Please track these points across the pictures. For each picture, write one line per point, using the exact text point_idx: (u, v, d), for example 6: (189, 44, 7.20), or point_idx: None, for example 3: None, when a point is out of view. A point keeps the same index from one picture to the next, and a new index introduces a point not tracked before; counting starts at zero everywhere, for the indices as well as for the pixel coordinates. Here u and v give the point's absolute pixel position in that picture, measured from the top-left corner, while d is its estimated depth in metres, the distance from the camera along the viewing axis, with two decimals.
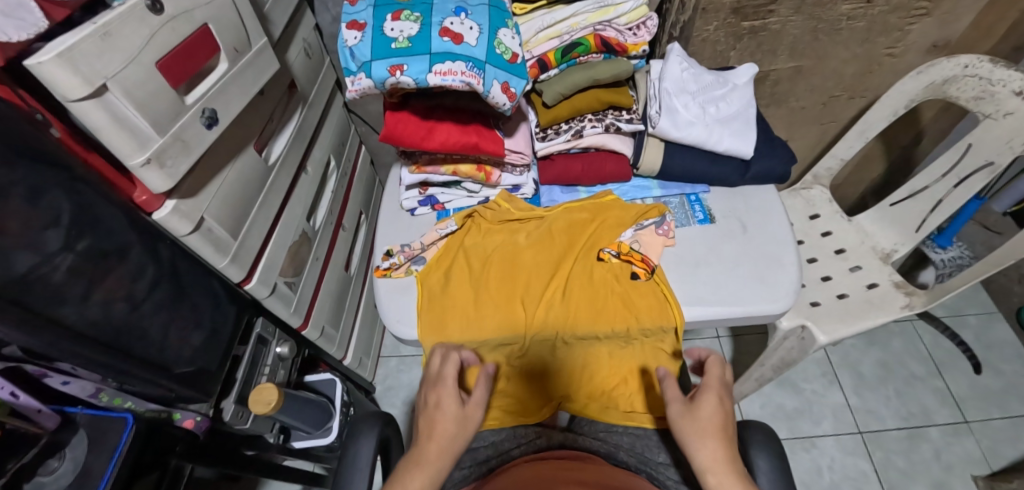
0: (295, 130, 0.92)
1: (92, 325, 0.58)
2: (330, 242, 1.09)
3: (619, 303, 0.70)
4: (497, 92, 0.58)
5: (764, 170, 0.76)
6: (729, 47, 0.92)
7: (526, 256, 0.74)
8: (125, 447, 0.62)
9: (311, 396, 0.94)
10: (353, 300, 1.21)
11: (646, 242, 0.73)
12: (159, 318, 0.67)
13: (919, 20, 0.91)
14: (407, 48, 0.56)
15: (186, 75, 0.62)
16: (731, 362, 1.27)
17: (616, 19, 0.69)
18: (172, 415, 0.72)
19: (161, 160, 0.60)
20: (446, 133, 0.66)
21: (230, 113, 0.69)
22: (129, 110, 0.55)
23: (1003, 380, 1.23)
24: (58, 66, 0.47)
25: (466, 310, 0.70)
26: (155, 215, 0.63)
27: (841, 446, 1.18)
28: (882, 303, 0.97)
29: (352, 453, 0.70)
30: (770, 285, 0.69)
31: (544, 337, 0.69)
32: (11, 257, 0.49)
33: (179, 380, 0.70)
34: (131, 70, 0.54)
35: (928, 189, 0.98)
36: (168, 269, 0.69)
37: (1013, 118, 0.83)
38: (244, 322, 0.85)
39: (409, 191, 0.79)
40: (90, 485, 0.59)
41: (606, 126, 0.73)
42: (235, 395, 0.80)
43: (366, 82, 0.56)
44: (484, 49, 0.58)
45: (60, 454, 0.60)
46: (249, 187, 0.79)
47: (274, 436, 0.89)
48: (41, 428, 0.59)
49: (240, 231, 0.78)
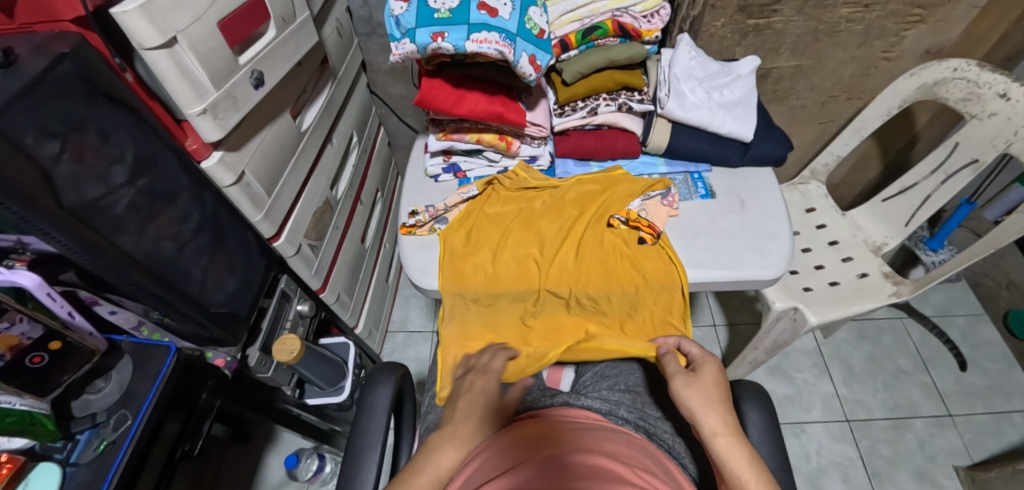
0: (326, 102, 0.99)
1: (146, 256, 0.64)
2: (350, 213, 1.15)
3: (627, 266, 0.76)
4: (525, 63, 0.64)
5: (763, 152, 0.82)
6: (735, 43, 0.98)
7: (541, 222, 0.80)
8: (168, 372, 0.68)
9: (327, 353, 0.99)
10: (367, 273, 1.27)
11: (653, 212, 0.79)
12: (199, 260, 0.73)
13: (913, 26, 0.98)
14: (448, 18, 0.62)
15: (240, 38, 0.68)
16: (726, 349, 1.32)
17: (632, 7, 0.75)
18: (204, 354, 0.78)
19: (215, 112, 0.66)
20: (474, 102, 0.73)
21: (275, 77, 0.75)
22: (193, 62, 0.61)
23: (987, 378, 1.28)
24: (139, 16, 0.53)
25: (485, 267, 0.77)
26: (203, 164, 0.69)
27: (829, 433, 1.23)
28: (871, 291, 1.02)
29: (369, 397, 0.73)
30: (764, 253, 0.74)
31: (558, 293, 0.75)
32: (83, 184, 0.56)
33: (215, 320, 0.75)
34: (198, 26, 0.60)
35: (918, 185, 1.05)
36: (210, 217, 0.75)
37: (997, 119, 0.90)
38: (271, 277, 0.90)
39: (434, 158, 0.86)
40: (134, 404, 0.65)
41: (619, 105, 0.79)
42: (259, 343, 0.86)
43: (410, 47, 0.63)
44: (515, 24, 0.64)
45: (106, 376, 0.66)
46: (284, 150, 0.85)
47: (292, 389, 0.95)
48: (93, 347, 0.65)
49: (274, 188, 0.83)
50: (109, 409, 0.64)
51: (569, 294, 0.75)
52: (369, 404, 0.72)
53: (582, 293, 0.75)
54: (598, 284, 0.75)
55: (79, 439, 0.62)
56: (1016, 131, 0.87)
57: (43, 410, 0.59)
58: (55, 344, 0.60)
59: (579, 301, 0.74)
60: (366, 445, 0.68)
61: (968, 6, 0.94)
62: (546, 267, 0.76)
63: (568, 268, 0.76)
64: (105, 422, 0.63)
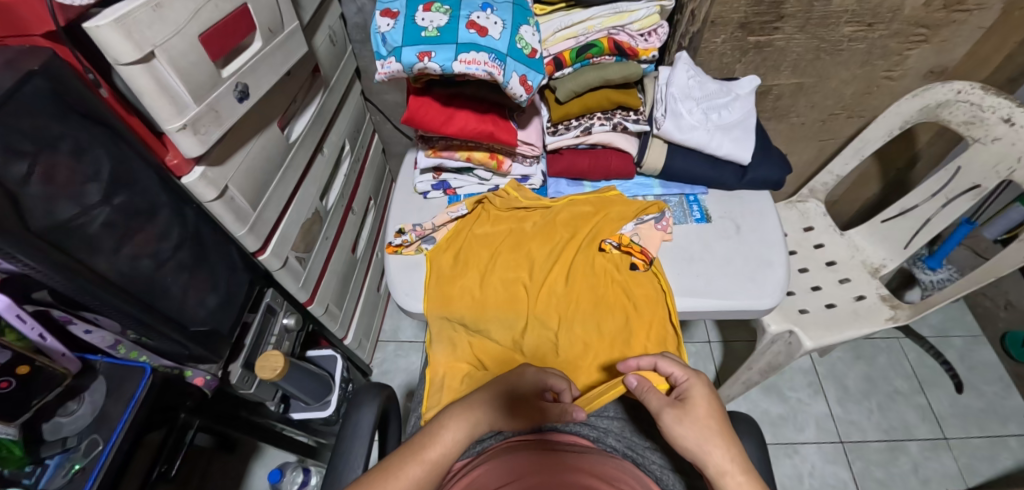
0: (316, 112, 0.96)
1: (121, 276, 0.62)
2: (340, 224, 1.13)
3: (618, 291, 0.75)
4: (515, 84, 0.62)
5: (760, 175, 0.81)
6: (735, 60, 0.96)
7: (532, 244, 0.79)
8: (142, 395, 0.66)
9: (312, 368, 0.98)
10: (357, 283, 1.25)
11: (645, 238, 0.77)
12: (179, 277, 0.71)
13: (917, 46, 0.96)
14: (436, 37, 0.60)
15: (224, 50, 0.66)
16: (721, 367, 1.30)
17: (629, 25, 0.73)
18: (184, 372, 0.75)
19: (196, 127, 0.64)
20: (464, 121, 0.71)
21: (261, 90, 0.73)
22: (172, 77, 0.59)
23: (983, 401, 1.27)
24: (114, 31, 0.51)
25: (472, 290, 0.75)
26: (185, 179, 0.67)
27: (823, 454, 1.21)
28: (868, 314, 1.01)
29: (352, 418, 0.71)
30: (759, 282, 0.73)
31: (547, 318, 0.73)
32: (54, 204, 0.54)
33: (195, 339, 0.73)
34: (177, 41, 0.58)
35: (917, 208, 1.03)
36: (192, 232, 0.73)
37: (1001, 143, 0.88)
38: (256, 291, 0.88)
39: (423, 175, 0.84)
40: (106, 428, 0.63)
41: (614, 125, 0.77)
42: (242, 360, 0.84)
43: (396, 66, 0.61)
44: (506, 43, 0.62)
45: (79, 397, 0.64)
46: (271, 162, 0.83)
47: (275, 405, 0.93)
48: (65, 369, 0.63)
49: (259, 202, 0.81)
50: (80, 433, 0.62)
51: (558, 319, 0.73)
52: (351, 425, 0.70)
53: (571, 318, 0.73)
54: (588, 310, 0.74)
55: (49, 463, 0.60)
56: (1020, 157, 0.86)
57: (10, 436, 0.57)
58: (25, 368, 0.58)
59: (568, 326, 0.72)
60: (345, 471, 0.66)
61: (974, 27, 0.93)
62: (535, 291, 0.75)
63: (558, 292, 0.75)
64: (76, 447, 0.61)
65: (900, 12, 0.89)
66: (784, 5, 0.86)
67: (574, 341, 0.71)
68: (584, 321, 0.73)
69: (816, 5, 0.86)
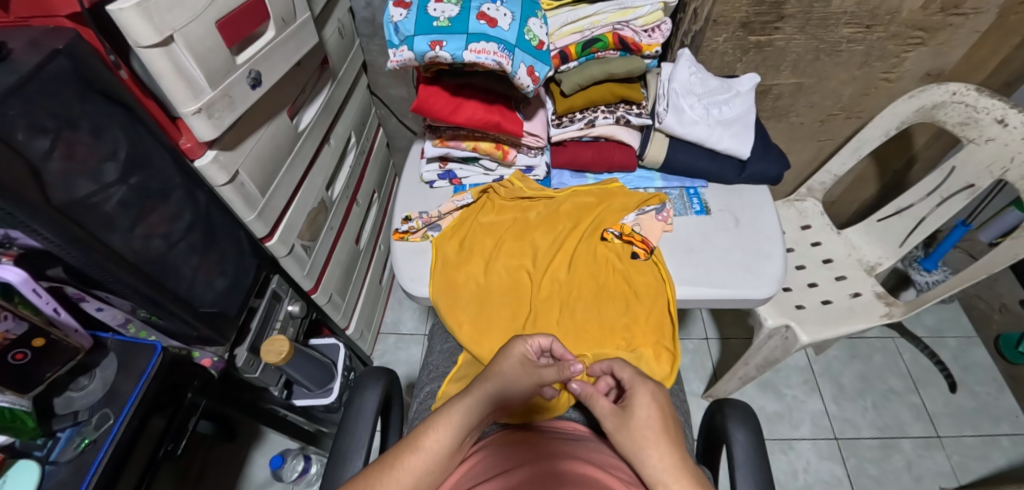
0: (324, 103, 0.98)
1: (135, 254, 0.63)
2: (345, 214, 1.14)
3: (619, 280, 0.76)
4: (523, 74, 0.63)
5: (759, 170, 0.82)
6: (736, 59, 0.98)
7: (535, 233, 0.80)
8: (152, 372, 0.67)
9: (316, 355, 0.99)
10: (360, 274, 1.26)
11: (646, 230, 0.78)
12: (189, 259, 0.73)
13: (914, 48, 0.98)
14: (447, 27, 0.62)
15: (239, 38, 0.68)
16: (718, 363, 1.32)
17: (633, 21, 0.75)
18: (191, 353, 0.78)
19: (210, 111, 0.65)
20: (472, 111, 0.73)
21: (273, 78, 0.75)
22: (189, 61, 0.60)
23: (977, 401, 1.28)
24: (136, 14, 0.53)
25: (476, 277, 0.77)
26: (197, 162, 0.69)
27: (817, 451, 1.23)
28: (863, 311, 1.02)
29: (356, 398, 0.72)
30: (757, 273, 0.74)
31: (549, 306, 0.75)
32: (74, 182, 0.56)
33: (203, 320, 0.75)
34: (195, 26, 0.60)
35: (913, 207, 1.05)
36: (203, 215, 0.74)
37: (994, 144, 0.90)
38: (262, 276, 0.90)
39: (429, 164, 0.86)
40: (117, 403, 0.64)
41: (618, 118, 0.79)
42: (248, 344, 0.85)
43: (408, 54, 0.62)
44: (515, 34, 0.64)
45: (90, 373, 0.66)
46: (280, 150, 0.85)
47: (278, 389, 0.95)
48: (78, 345, 0.65)
49: (268, 188, 0.83)
50: (92, 407, 0.64)
51: (559, 306, 0.74)
52: (356, 406, 0.71)
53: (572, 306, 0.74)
54: (588, 298, 0.76)
55: (60, 437, 0.61)
56: (1013, 158, 0.88)
57: (25, 407, 0.59)
58: (38, 341, 0.60)
59: (568, 313, 0.74)
60: (350, 450, 0.67)
61: (970, 30, 0.95)
62: (539, 280, 0.76)
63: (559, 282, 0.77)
64: (87, 420, 0.63)
65: (897, 14, 0.91)
66: (785, 5, 0.88)
67: (572, 328, 0.73)
68: (585, 311, 0.74)
69: (816, 6, 0.88)
